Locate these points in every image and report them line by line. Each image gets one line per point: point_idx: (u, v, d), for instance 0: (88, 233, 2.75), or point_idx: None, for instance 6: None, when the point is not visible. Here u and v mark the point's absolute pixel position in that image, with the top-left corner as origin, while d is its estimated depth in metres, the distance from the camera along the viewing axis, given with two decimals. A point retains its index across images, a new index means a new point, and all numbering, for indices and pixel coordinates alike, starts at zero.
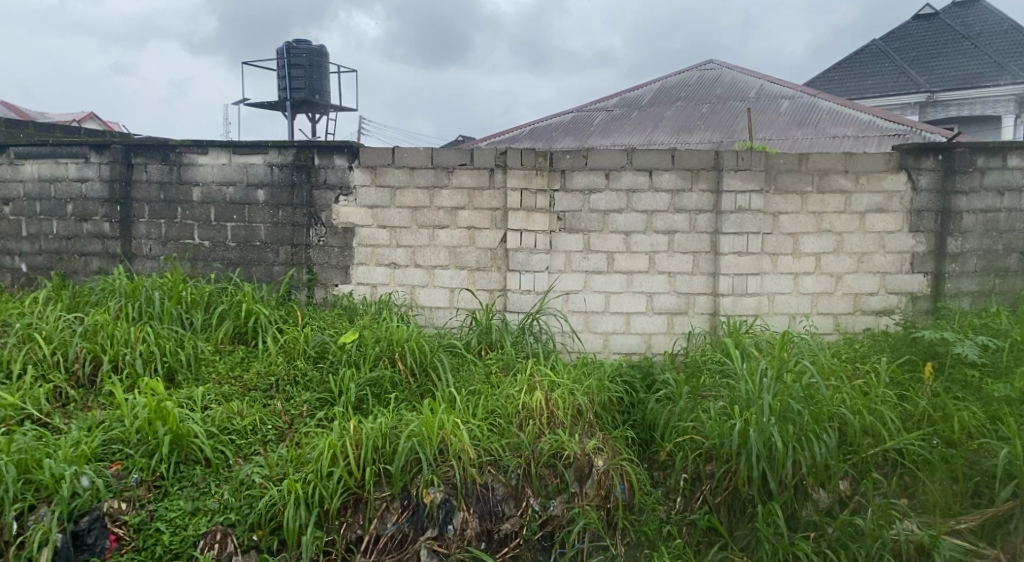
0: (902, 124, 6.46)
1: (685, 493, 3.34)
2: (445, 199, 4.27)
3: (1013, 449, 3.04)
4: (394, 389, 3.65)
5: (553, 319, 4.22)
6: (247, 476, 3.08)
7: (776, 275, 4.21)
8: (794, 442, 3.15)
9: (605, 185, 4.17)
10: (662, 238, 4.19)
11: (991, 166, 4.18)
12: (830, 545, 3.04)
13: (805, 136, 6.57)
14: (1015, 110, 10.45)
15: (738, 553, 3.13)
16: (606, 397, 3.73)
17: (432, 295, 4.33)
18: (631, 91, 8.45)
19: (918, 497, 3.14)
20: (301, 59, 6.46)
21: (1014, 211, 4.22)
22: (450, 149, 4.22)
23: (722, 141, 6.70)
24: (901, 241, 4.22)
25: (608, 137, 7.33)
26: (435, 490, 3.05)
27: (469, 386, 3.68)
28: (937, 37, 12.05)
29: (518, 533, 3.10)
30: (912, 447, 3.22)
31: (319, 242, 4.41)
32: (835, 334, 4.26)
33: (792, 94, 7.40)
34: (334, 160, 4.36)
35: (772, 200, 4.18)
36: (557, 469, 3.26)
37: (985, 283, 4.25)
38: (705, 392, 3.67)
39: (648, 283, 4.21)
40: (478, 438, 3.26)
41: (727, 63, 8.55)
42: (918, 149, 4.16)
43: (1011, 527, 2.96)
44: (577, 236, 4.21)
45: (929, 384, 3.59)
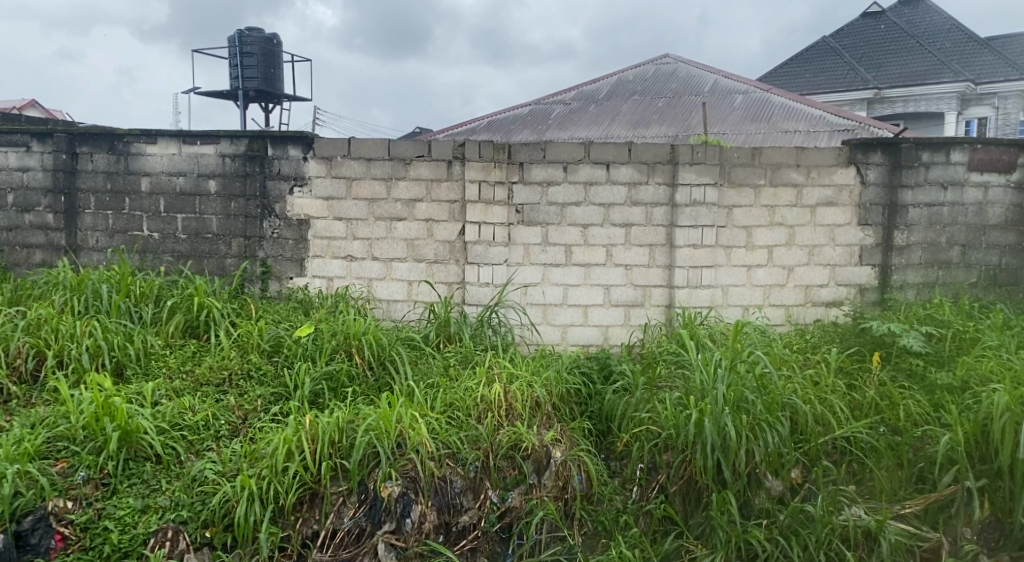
0: (851, 120, 6.60)
1: (641, 483, 3.40)
2: (403, 191, 4.22)
3: (955, 435, 3.15)
4: (351, 383, 3.61)
5: (512, 311, 4.21)
6: (200, 472, 3.03)
7: (730, 267, 4.27)
8: (748, 432, 3.22)
9: (563, 178, 4.17)
10: (620, 230, 4.22)
11: (935, 161, 4.28)
12: (781, 532, 3.09)
13: (759, 131, 6.66)
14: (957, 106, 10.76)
15: (693, 541, 3.17)
16: (564, 389, 3.77)
17: (389, 288, 4.28)
18: (588, 85, 8.48)
19: (865, 484, 3.25)
20: (253, 47, 6.30)
21: (956, 206, 4.34)
22: (408, 141, 4.17)
23: (678, 135, 6.77)
24: (850, 234, 4.32)
25: (565, 130, 7.35)
26: (393, 484, 3.04)
27: (427, 379, 3.67)
28: (886, 35, 12.37)
29: (476, 525, 3.13)
30: (860, 435, 3.31)
31: (273, 234, 4.33)
32: (786, 325, 4.34)
33: (745, 89, 7.49)
34: (288, 150, 4.27)
35: (726, 194, 4.23)
36: (514, 461, 3.29)
37: (929, 275, 4.36)
38: (661, 383, 3.72)
39: (606, 275, 4.24)
40: (437, 431, 3.26)
41: (682, 58, 8.63)
42: (866, 145, 4.26)
43: (953, 510, 3.09)
44: (535, 229, 4.21)
45: (876, 372, 3.68)
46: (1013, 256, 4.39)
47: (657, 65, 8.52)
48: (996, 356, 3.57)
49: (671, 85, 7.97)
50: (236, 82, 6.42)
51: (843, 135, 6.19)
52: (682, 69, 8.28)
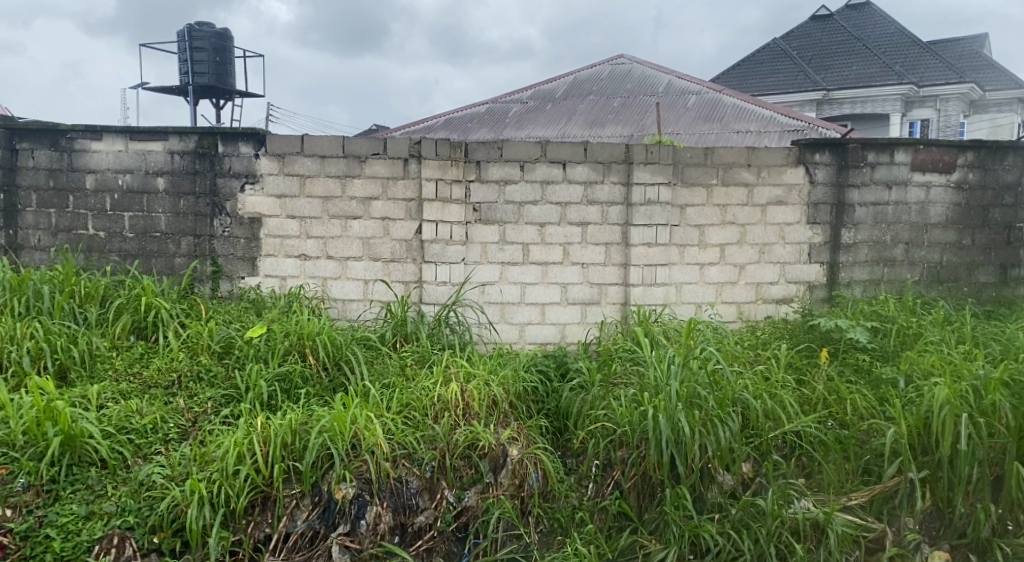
0: (800, 120, 6.72)
1: (597, 479, 3.41)
2: (358, 189, 4.17)
3: (899, 429, 3.25)
4: (304, 384, 3.56)
5: (469, 310, 4.19)
6: (147, 476, 2.96)
7: (683, 266, 4.33)
8: (701, 427, 3.26)
9: (520, 177, 4.17)
10: (576, 229, 4.24)
11: (880, 161, 4.38)
12: (733, 525, 3.14)
13: (711, 131, 6.75)
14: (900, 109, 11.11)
15: (648, 536, 3.20)
16: (521, 388, 3.77)
17: (344, 287, 4.23)
18: (545, 84, 8.49)
19: (814, 477, 3.32)
20: (204, 42, 6.17)
21: (900, 205, 4.43)
22: (362, 138, 4.13)
23: (633, 135, 6.83)
24: (799, 233, 4.41)
25: (523, 129, 7.36)
26: (347, 486, 3.03)
27: (383, 379, 3.64)
28: (836, 38, 12.67)
29: (433, 525, 3.11)
30: (810, 429, 3.36)
31: (223, 233, 4.25)
32: (738, 322, 4.41)
33: (699, 89, 7.59)
34: (239, 147, 4.19)
35: (679, 193, 4.29)
36: (471, 460, 3.28)
37: (875, 272, 4.46)
38: (617, 380, 3.75)
39: (562, 274, 4.26)
40: (393, 432, 3.25)
41: (638, 58, 8.71)
42: (815, 145, 4.34)
43: (896, 501, 3.17)
44: (492, 228, 4.20)
45: (824, 368, 3.76)
46: (954, 254, 4.50)
47: (613, 65, 8.60)
48: (937, 351, 3.69)
49: (627, 85, 8.04)
50: (186, 77, 6.28)
51: (793, 135, 6.29)
52: (638, 69, 8.36)
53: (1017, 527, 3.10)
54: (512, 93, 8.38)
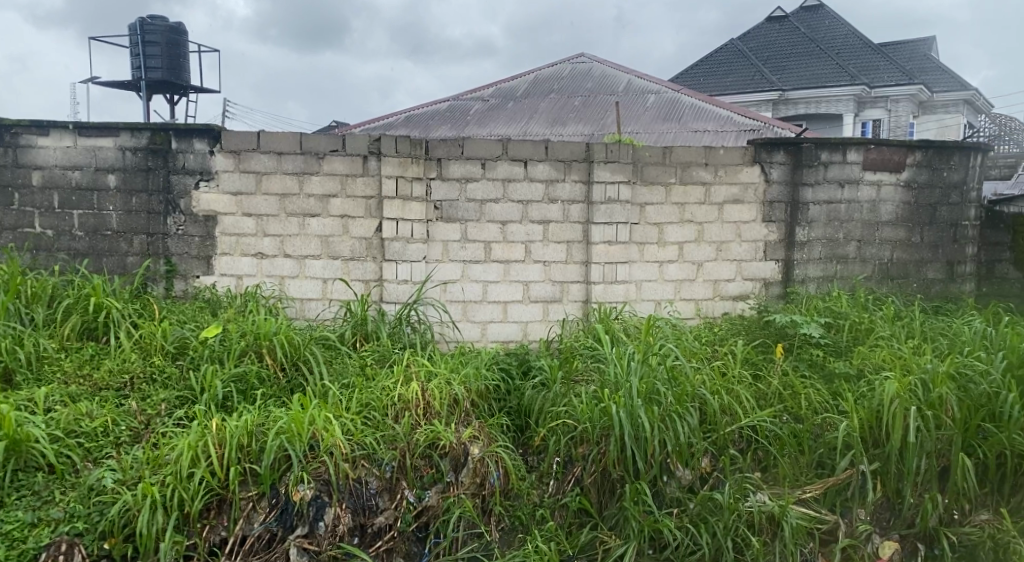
0: (756, 120, 6.76)
1: (558, 476, 3.42)
2: (316, 186, 4.12)
3: (851, 422, 3.32)
4: (261, 385, 3.50)
5: (431, 308, 4.14)
6: (97, 481, 2.89)
7: (643, 264, 4.37)
8: (660, 423, 3.29)
9: (481, 174, 4.15)
10: (537, 227, 4.24)
11: (833, 160, 4.46)
12: (691, 520, 3.17)
13: (670, 130, 6.80)
14: (854, 109, 11.39)
15: (607, 532, 3.22)
16: (483, 386, 3.75)
17: (302, 286, 4.17)
18: (507, 82, 8.49)
19: (771, 470, 3.36)
20: (157, 36, 6.05)
21: (852, 203, 4.52)
22: (320, 135, 4.07)
23: (594, 133, 6.86)
24: (755, 231, 4.48)
25: (484, 127, 7.34)
26: (305, 488, 3.00)
27: (342, 379, 3.61)
28: (794, 40, 12.90)
29: (393, 526, 3.09)
30: (765, 424, 3.40)
31: (178, 232, 4.17)
32: (697, 319, 4.46)
33: (658, 89, 7.66)
34: (193, 143, 4.11)
35: (639, 192, 4.32)
36: (432, 459, 3.27)
37: (828, 269, 4.54)
38: (578, 376, 3.76)
39: (524, 272, 4.26)
40: (352, 433, 3.22)
41: (598, 57, 8.75)
42: (770, 144, 4.41)
43: (849, 493, 3.24)
44: (454, 226, 4.16)
45: (779, 363, 3.82)
46: (903, 251, 4.61)
47: (574, 64, 8.63)
48: (888, 347, 3.79)
49: (587, 84, 8.08)
50: (139, 72, 6.13)
51: (749, 135, 6.37)
52: (598, 68, 8.40)
53: (961, 516, 3.23)
54: (474, 91, 8.35)
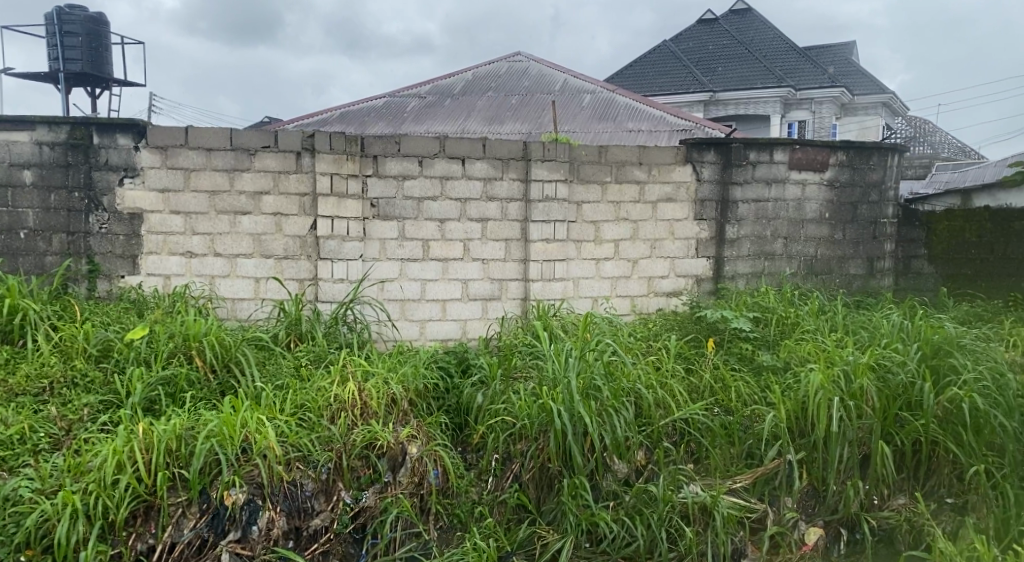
0: (688, 121, 6.90)
1: (496, 473, 3.43)
2: (247, 183, 4.03)
3: (778, 414, 3.43)
4: (191, 388, 3.40)
5: (368, 307, 4.10)
6: (13, 491, 2.76)
7: (580, 261, 4.42)
8: (597, 417, 3.34)
9: (418, 172, 4.12)
10: (476, 225, 4.25)
11: (761, 160, 4.60)
12: (627, 512, 3.22)
13: (605, 129, 6.88)
14: (780, 110, 11.73)
15: (545, 527, 3.23)
16: (421, 385, 3.72)
17: (233, 286, 4.07)
18: (444, 79, 8.46)
19: (703, 462, 3.45)
20: (76, 27, 5.76)
21: (779, 202, 4.67)
22: (251, 131, 3.98)
23: (531, 132, 6.89)
24: (688, 229, 4.58)
25: (422, 124, 7.31)
26: (237, 492, 2.95)
27: (275, 380, 3.54)
28: (728, 42, 13.24)
29: (328, 528, 3.07)
30: (697, 416, 3.49)
31: (100, 230, 4.01)
32: (632, 315, 4.54)
33: (594, 89, 7.76)
34: (116, 139, 3.96)
35: (575, 190, 4.37)
36: (369, 460, 3.25)
37: (756, 265, 4.68)
38: (516, 374, 3.77)
39: (463, 270, 4.25)
40: (286, 434, 3.17)
41: (535, 56, 8.83)
42: (701, 144, 4.53)
43: (776, 482, 3.34)
44: (391, 223, 4.12)
45: (710, 357, 3.93)
46: (826, 248, 4.79)
47: (511, 63, 8.68)
48: (812, 339, 3.93)
49: (524, 83, 8.13)
50: (56, 64, 5.86)
51: (681, 135, 6.50)
52: (534, 67, 8.46)
53: (881, 500, 3.37)
54: (410, 89, 8.29)
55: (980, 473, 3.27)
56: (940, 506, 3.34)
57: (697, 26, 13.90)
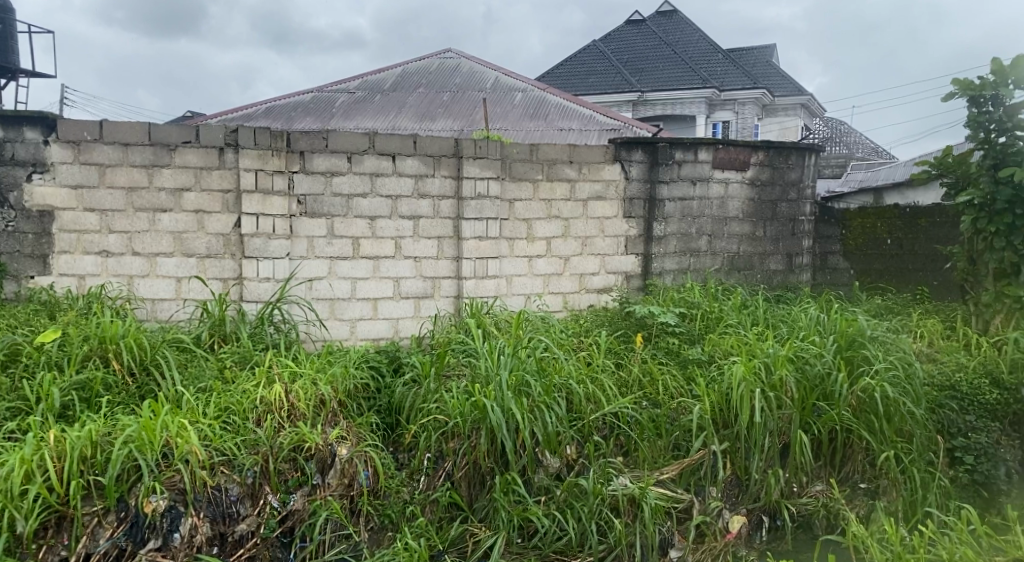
0: (617, 120, 7.02)
1: (428, 472, 3.38)
2: (167, 179, 3.89)
3: (703, 405, 3.52)
4: (107, 392, 3.27)
5: (296, 307, 4.02)
6: None
7: (512, 258, 4.44)
8: (529, 413, 3.37)
9: (347, 169, 4.06)
10: (408, 223, 4.21)
11: (686, 159, 4.71)
12: (558, 506, 3.24)
13: (536, 127, 6.93)
14: (705, 110, 12.00)
15: (477, 524, 3.24)
16: (351, 385, 3.67)
17: (153, 286, 3.93)
18: (373, 75, 8.37)
19: (631, 455, 3.50)
20: None
21: (703, 200, 4.80)
22: (171, 125, 3.86)
23: (463, 129, 6.87)
24: (617, 226, 4.67)
25: (351, 120, 7.21)
26: (158, 499, 2.85)
27: (198, 383, 3.42)
28: (658, 43, 13.52)
29: (254, 533, 2.99)
30: (626, 410, 3.55)
31: (7, 228, 3.83)
32: (564, 311, 4.59)
33: (525, 87, 7.81)
34: (24, 132, 3.78)
35: (507, 187, 4.39)
36: (297, 462, 3.19)
37: (683, 262, 4.80)
38: (448, 372, 3.75)
39: (394, 267, 4.21)
40: (210, 438, 3.08)
41: (465, 53, 8.83)
42: (629, 142, 4.61)
43: (702, 472, 3.41)
44: (319, 221, 4.05)
45: (638, 352, 4.01)
46: (749, 244, 4.94)
47: (441, 60, 8.67)
48: (735, 333, 4.06)
49: (455, 80, 8.12)
50: None
51: (610, 133, 6.60)
52: (466, 65, 8.46)
53: (800, 488, 3.49)
54: (339, 84, 8.15)
55: (890, 459, 3.42)
56: (854, 491, 3.50)
57: (627, 27, 14.15)
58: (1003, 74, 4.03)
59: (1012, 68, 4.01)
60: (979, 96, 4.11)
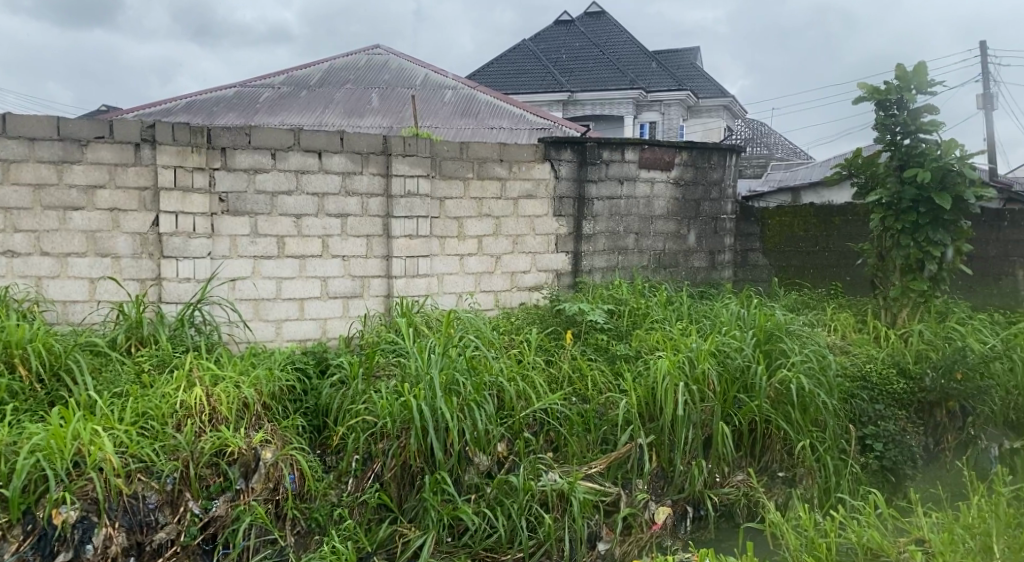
0: (545, 119, 7.08)
1: (356, 474, 3.32)
2: (78, 176, 3.73)
3: (630, 400, 3.59)
4: (12, 400, 3.11)
5: (218, 308, 3.92)
6: None
7: (443, 257, 4.43)
8: (459, 413, 3.36)
9: (271, 165, 3.97)
10: (335, 221, 4.15)
11: (614, 159, 4.79)
12: (488, 504, 3.25)
13: (467, 125, 6.92)
14: (631, 110, 12.22)
15: (407, 525, 3.20)
16: (276, 387, 3.58)
17: (63, 287, 3.76)
18: (299, 70, 8.22)
19: (561, 450, 3.52)
20: None
21: (630, 199, 4.89)
22: (82, 120, 3.69)
23: (392, 127, 6.81)
24: (547, 225, 4.71)
25: (275, 116, 7.05)
26: (68, 509, 2.74)
27: (113, 388, 3.29)
28: (590, 43, 13.70)
29: (174, 541, 2.90)
30: (556, 406, 3.57)
31: None
32: (495, 309, 4.61)
33: (454, 85, 7.80)
34: None
35: (438, 185, 4.37)
36: (219, 468, 3.10)
37: (611, 259, 4.88)
38: (378, 372, 3.70)
39: (322, 267, 4.14)
40: (125, 445, 2.97)
41: (394, 49, 8.75)
42: (558, 142, 4.66)
43: (629, 466, 3.47)
44: (242, 219, 3.95)
45: (568, 349, 4.06)
46: (674, 242, 5.06)
47: (369, 56, 8.58)
48: (660, 329, 4.16)
49: (383, 76, 8.05)
50: None
51: (539, 132, 6.65)
52: (395, 61, 8.38)
53: (722, 477, 3.60)
54: (265, 79, 7.96)
55: (806, 448, 3.56)
56: (772, 479, 3.61)
57: (559, 27, 14.28)
58: (906, 80, 4.27)
59: (915, 74, 4.25)
60: (885, 100, 4.34)
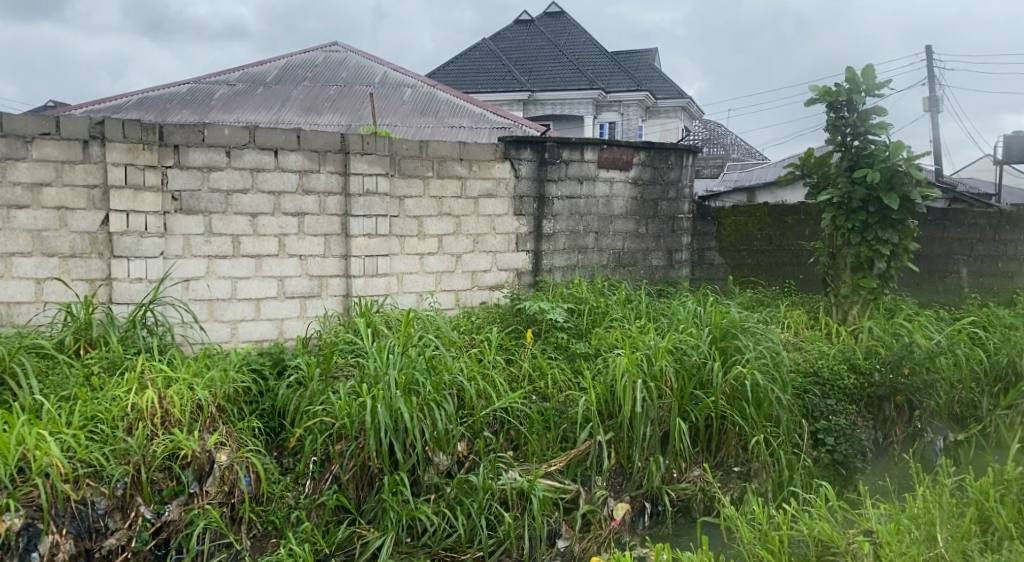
0: (505, 118, 7.09)
1: (314, 476, 3.28)
2: (23, 173, 3.61)
3: (589, 397, 3.62)
4: None
5: (171, 309, 3.84)
6: None
7: (403, 256, 4.41)
8: (418, 413, 3.34)
9: (226, 163, 3.91)
10: (292, 220, 4.10)
11: (573, 158, 4.82)
12: (448, 504, 3.24)
13: (426, 124, 6.90)
14: (591, 110, 12.33)
15: (365, 526, 3.18)
16: (231, 389, 3.52)
17: (7, 288, 3.64)
18: (255, 66, 8.09)
19: (521, 449, 3.53)
20: None
21: (590, 198, 4.93)
22: (26, 115, 3.58)
23: (350, 125, 6.75)
24: (508, 224, 4.72)
25: (230, 113, 6.93)
26: (12, 517, 2.66)
27: (61, 391, 3.20)
28: (553, 43, 13.76)
29: (125, 547, 2.83)
30: (516, 405, 3.57)
31: None
32: (456, 308, 4.60)
33: (414, 83, 7.76)
34: None
35: (397, 184, 4.35)
36: (172, 471, 3.03)
37: (572, 258, 4.91)
38: (336, 373, 3.67)
39: (279, 267, 4.09)
40: (73, 450, 2.89)
41: (353, 47, 8.68)
42: (518, 142, 4.67)
43: (588, 463, 3.50)
44: (196, 218, 3.88)
45: (529, 348, 4.08)
46: (633, 241, 5.12)
47: (327, 53, 8.49)
48: (619, 327, 4.21)
49: (341, 74, 7.98)
50: None
51: (499, 131, 6.65)
52: (354, 59, 8.31)
53: (680, 473, 3.64)
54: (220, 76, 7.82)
55: (760, 443, 3.63)
56: (728, 474, 3.67)
57: (522, 27, 14.31)
58: (857, 83, 4.38)
59: (864, 77, 4.37)
60: (836, 102, 4.45)
